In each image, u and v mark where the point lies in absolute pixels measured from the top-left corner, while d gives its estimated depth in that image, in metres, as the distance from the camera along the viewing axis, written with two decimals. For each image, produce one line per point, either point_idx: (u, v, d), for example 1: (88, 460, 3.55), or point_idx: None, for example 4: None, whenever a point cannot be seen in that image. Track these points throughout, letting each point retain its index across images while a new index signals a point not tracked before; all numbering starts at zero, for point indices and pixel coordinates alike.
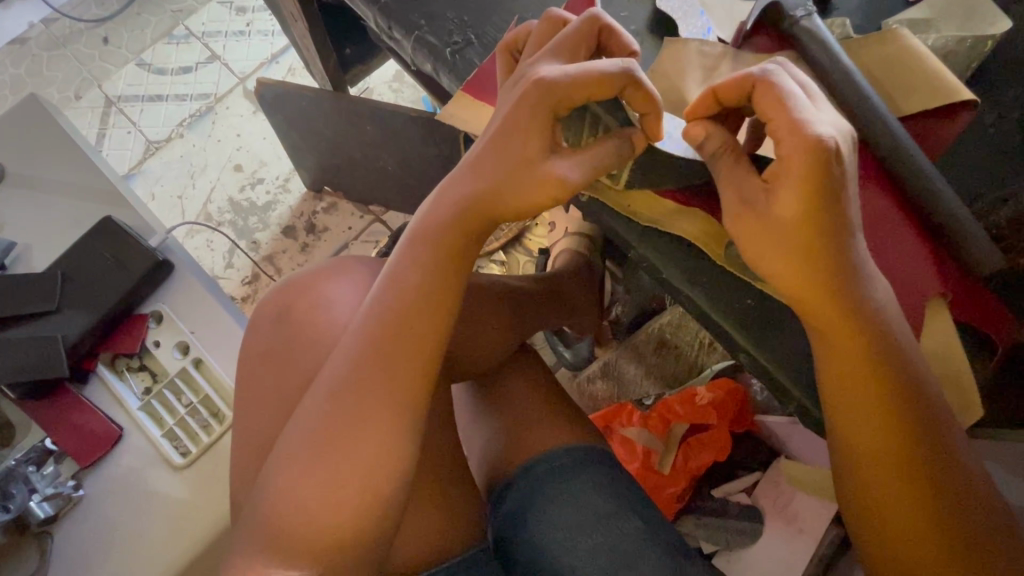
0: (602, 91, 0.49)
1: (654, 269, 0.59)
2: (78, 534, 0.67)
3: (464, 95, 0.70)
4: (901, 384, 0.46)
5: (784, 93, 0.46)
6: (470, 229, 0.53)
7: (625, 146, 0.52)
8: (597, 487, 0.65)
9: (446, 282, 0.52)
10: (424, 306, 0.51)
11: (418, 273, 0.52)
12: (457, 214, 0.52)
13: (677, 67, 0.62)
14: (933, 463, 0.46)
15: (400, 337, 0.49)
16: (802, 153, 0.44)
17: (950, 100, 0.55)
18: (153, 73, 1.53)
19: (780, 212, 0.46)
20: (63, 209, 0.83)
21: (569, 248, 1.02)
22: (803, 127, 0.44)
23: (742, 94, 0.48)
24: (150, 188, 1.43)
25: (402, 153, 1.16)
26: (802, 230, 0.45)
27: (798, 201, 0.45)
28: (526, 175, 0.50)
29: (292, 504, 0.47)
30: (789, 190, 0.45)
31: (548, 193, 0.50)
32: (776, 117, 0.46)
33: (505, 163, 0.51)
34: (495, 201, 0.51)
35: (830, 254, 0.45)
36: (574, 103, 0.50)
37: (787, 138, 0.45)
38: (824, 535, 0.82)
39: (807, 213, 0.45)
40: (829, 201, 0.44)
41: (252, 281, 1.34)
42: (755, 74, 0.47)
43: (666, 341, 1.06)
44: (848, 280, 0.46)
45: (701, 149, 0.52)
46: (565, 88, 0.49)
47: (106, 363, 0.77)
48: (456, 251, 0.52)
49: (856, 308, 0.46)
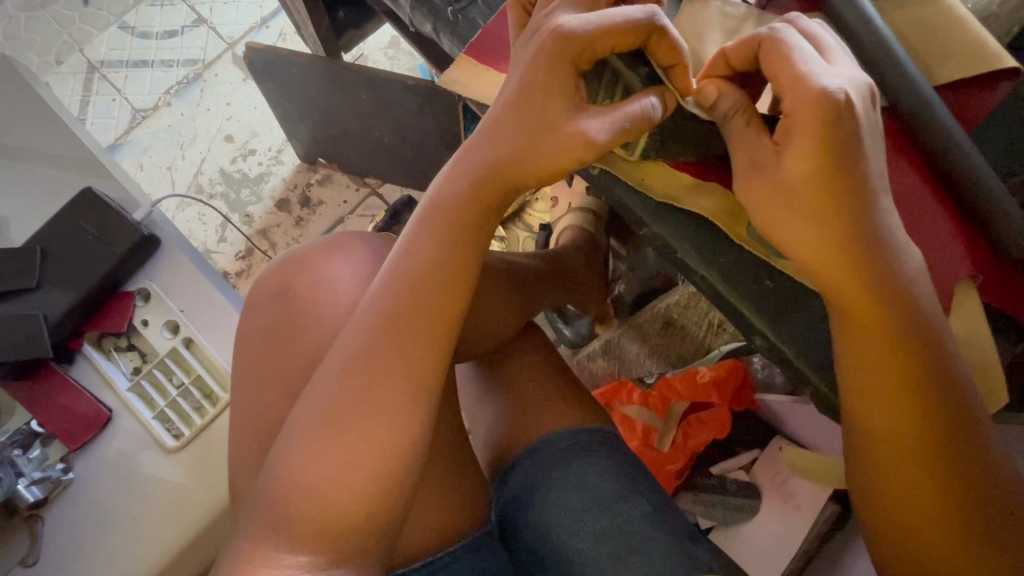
0: (626, 40, 0.46)
1: (667, 247, 0.56)
2: (68, 518, 0.66)
3: (467, 59, 0.65)
4: (927, 364, 0.44)
5: (789, 48, 0.43)
6: (484, 198, 0.50)
7: (656, 109, 0.48)
8: (603, 470, 0.63)
9: (455, 253, 0.49)
10: (432, 280, 0.48)
11: (429, 243, 0.49)
12: (474, 179, 0.50)
13: (696, 29, 0.57)
14: (958, 448, 0.44)
15: (408, 313, 0.47)
16: (806, 105, 0.42)
17: (988, 68, 0.53)
18: (137, 37, 1.46)
19: (790, 172, 0.43)
20: (42, 182, 0.78)
21: (575, 224, 0.98)
22: (807, 80, 0.42)
23: (750, 55, 0.46)
24: (137, 159, 1.38)
25: (398, 123, 1.11)
26: (815, 192, 0.43)
27: (811, 158, 0.42)
28: (550, 135, 0.48)
29: (292, 493, 0.45)
30: (801, 145, 0.42)
31: (575, 153, 0.47)
32: (780, 71, 0.43)
33: (523, 123, 0.48)
34: (512, 166, 0.49)
35: (851, 226, 0.43)
36: (596, 55, 0.48)
37: (788, 93, 0.43)
38: (821, 512, 0.82)
39: (820, 174, 0.42)
40: (838, 161, 0.42)
41: (245, 257, 1.30)
42: (761, 33, 0.45)
43: (673, 320, 1.04)
44: (877, 252, 0.43)
45: (714, 109, 0.49)
46: (587, 39, 0.46)
47: (92, 343, 0.74)
48: (465, 221, 0.49)
49: (884, 282, 0.44)
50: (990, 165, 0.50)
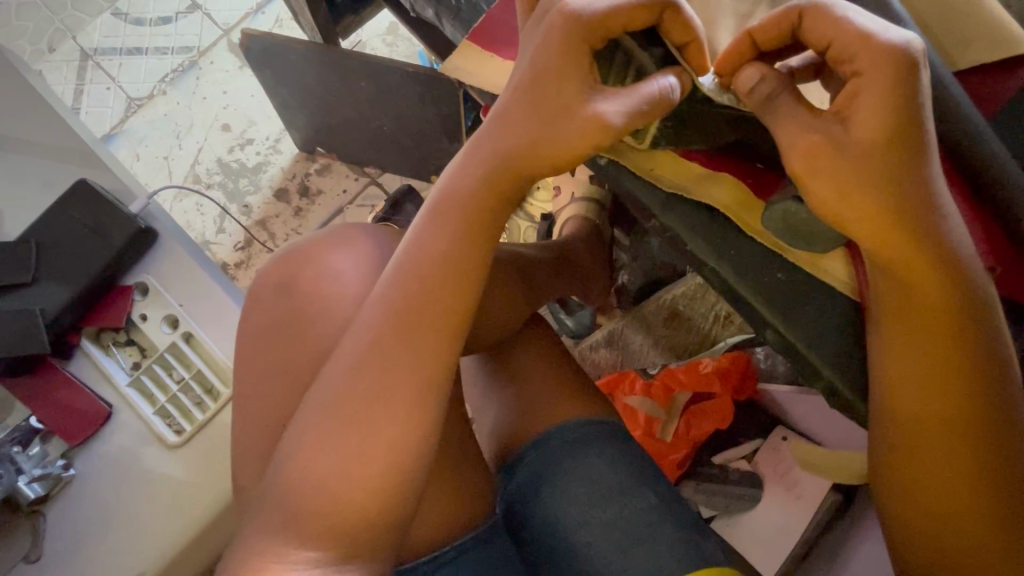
0: (640, 16, 0.46)
1: (676, 239, 0.54)
2: (70, 515, 0.65)
3: (469, 44, 0.63)
4: (976, 344, 0.43)
5: (837, 13, 0.42)
6: (505, 186, 0.48)
7: (676, 90, 0.47)
8: (615, 464, 0.62)
9: (480, 236, 0.48)
10: (456, 266, 0.47)
11: (453, 226, 0.48)
12: (487, 169, 0.48)
13: (708, 13, 0.55)
14: (995, 436, 0.43)
15: (425, 306, 0.46)
16: (882, 62, 0.41)
17: (1009, 53, 0.52)
18: (131, 23, 1.42)
19: (856, 135, 0.43)
20: (36, 174, 0.77)
21: (579, 215, 0.97)
22: (875, 37, 0.41)
23: (785, 28, 0.45)
24: (134, 148, 1.36)
25: (399, 110, 1.09)
26: (883, 153, 0.42)
27: (880, 122, 0.42)
28: (565, 118, 0.46)
29: (299, 490, 0.44)
30: (867, 108, 0.42)
31: (592, 138, 0.46)
32: (837, 38, 0.43)
33: (538, 108, 0.47)
34: (532, 153, 0.47)
35: (909, 197, 0.42)
36: (609, 33, 0.46)
37: (861, 51, 0.42)
38: (824, 500, 0.81)
39: (887, 136, 0.42)
40: (910, 119, 0.42)
41: (243, 247, 1.29)
42: (798, 3, 0.44)
43: (679, 312, 1.03)
44: (927, 235, 0.43)
45: (754, 93, 0.45)
46: (601, 17, 0.45)
47: (91, 338, 0.73)
48: (485, 208, 0.48)
49: (932, 266, 0.43)
50: (1006, 151, 0.50)
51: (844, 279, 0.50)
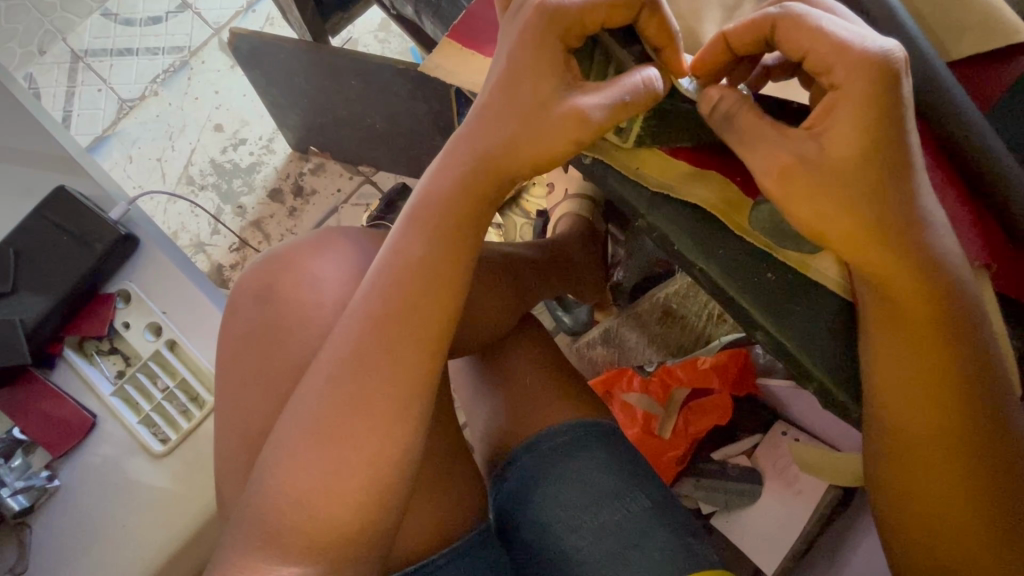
0: (617, 13, 0.45)
1: (664, 240, 0.52)
2: (55, 527, 0.65)
3: (451, 42, 0.62)
4: (964, 350, 0.42)
5: (813, 22, 0.41)
6: (484, 192, 0.47)
7: (660, 82, 0.45)
8: (606, 466, 0.61)
9: (458, 245, 0.47)
10: (433, 278, 0.46)
11: (427, 237, 0.46)
12: (465, 173, 0.47)
13: (694, 6, 0.54)
14: (986, 442, 0.42)
15: (403, 319, 0.45)
16: (861, 76, 0.40)
17: (1006, 43, 0.50)
18: (120, 24, 1.41)
19: (829, 151, 0.42)
20: (20, 181, 0.76)
21: (573, 212, 0.95)
22: (852, 47, 0.40)
23: (758, 34, 0.44)
24: (126, 150, 1.35)
25: (389, 109, 1.08)
26: (861, 168, 0.41)
27: (854, 139, 0.41)
28: (542, 119, 0.45)
29: (279, 505, 0.43)
30: (841, 125, 0.41)
31: (573, 134, 0.45)
32: (812, 49, 0.41)
33: (514, 109, 0.46)
34: (509, 157, 0.46)
35: (892, 205, 0.41)
36: (586, 29, 0.46)
37: (837, 63, 0.41)
38: (823, 496, 0.80)
39: (865, 149, 0.41)
40: (888, 130, 0.40)
41: (235, 250, 1.28)
42: (772, 13, 0.43)
43: (673, 311, 1.02)
44: (911, 242, 0.42)
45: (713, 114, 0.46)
46: (578, 12, 0.44)
47: (73, 347, 0.72)
48: (463, 215, 0.47)
49: (920, 274, 0.42)
50: (1001, 141, 0.48)
51: (835, 279, 0.49)
